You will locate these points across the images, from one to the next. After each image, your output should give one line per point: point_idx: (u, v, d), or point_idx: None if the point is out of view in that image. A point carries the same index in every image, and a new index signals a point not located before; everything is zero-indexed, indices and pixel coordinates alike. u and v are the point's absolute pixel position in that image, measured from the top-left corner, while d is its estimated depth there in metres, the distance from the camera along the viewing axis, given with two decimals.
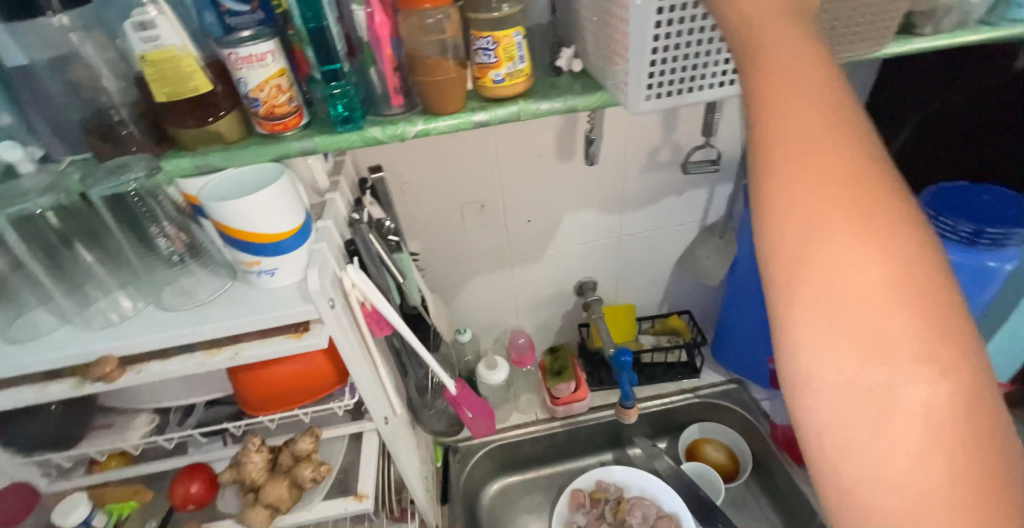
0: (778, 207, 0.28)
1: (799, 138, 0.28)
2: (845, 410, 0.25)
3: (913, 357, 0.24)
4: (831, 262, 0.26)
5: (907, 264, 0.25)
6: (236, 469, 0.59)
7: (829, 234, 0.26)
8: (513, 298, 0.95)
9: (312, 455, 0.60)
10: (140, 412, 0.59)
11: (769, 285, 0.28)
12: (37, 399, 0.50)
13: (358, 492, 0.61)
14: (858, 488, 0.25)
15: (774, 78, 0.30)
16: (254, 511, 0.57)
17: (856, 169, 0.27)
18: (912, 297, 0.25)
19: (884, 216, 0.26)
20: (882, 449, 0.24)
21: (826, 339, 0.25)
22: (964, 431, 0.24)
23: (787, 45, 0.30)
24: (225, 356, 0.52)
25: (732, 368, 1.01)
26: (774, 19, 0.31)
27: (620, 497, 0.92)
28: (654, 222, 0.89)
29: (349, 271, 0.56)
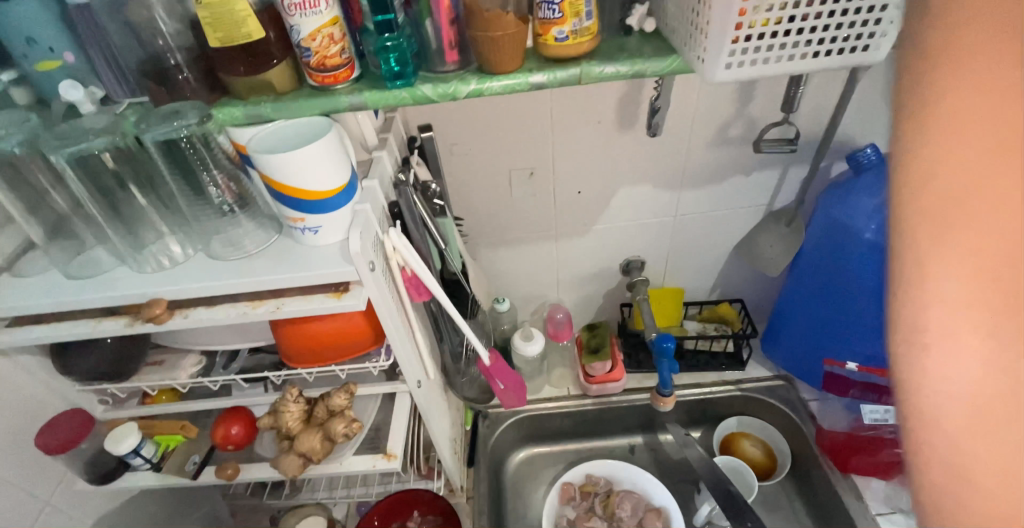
0: (913, 215, 0.39)
1: (968, 163, 0.37)
2: (966, 380, 0.35)
3: None
4: (997, 267, 0.35)
5: None
6: (274, 416, 0.61)
7: (994, 244, 0.35)
8: (556, 271, 0.92)
9: (346, 411, 0.60)
10: (189, 353, 0.63)
11: (907, 274, 0.39)
12: (92, 334, 0.53)
13: (387, 451, 0.62)
14: (963, 440, 0.35)
15: (964, 101, 0.37)
16: (289, 458, 0.59)
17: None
18: None
19: None
20: (1012, 419, 0.33)
21: (962, 327, 0.35)
22: None
23: (978, 64, 0.37)
24: (267, 309, 0.52)
25: (781, 364, 0.96)
26: (994, 38, 0.36)
27: (609, 491, 0.93)
28: (714, 203, 0.83)
29: (391, 234, 0.55)
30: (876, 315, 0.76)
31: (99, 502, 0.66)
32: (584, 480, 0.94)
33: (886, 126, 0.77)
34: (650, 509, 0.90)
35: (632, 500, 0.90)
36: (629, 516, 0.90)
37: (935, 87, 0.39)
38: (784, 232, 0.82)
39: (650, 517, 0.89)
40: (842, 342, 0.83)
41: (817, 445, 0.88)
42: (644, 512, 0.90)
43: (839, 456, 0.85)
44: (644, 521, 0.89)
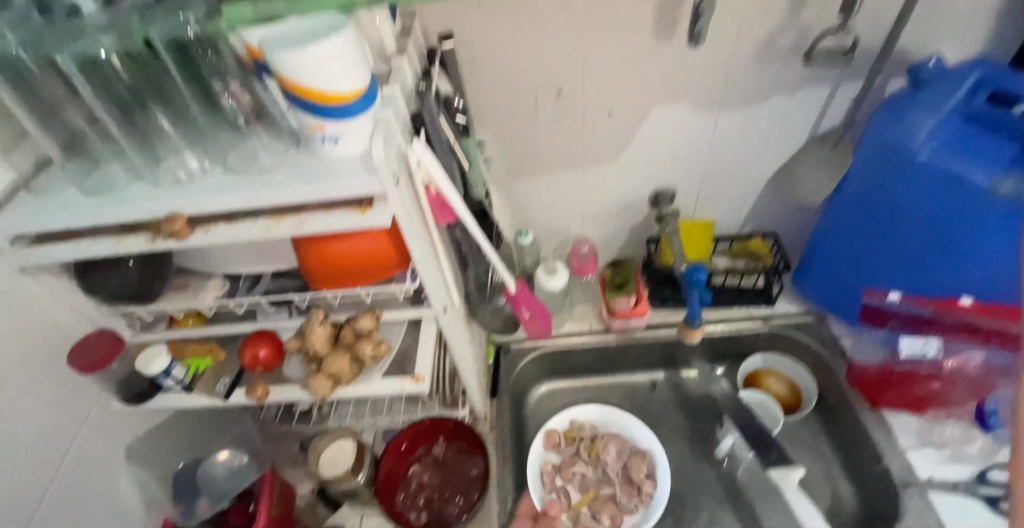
0: None
1: None
2: None
3: None
4: None
5: None
6: (300, 339, 0.61)
7: None
8: (582, 202, 0.89)
9: (373, 333, 0.60)
10: (213, 276, 0.63)
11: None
12: (114, 251, 0.52)
13: (415, 373, 0.61)
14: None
15: None
16: (317, 380, 0.59)
17: None
18: None
19: None
20: None
21: None
22: None
23: None
24: (290, 226, 0.50)
25: (812, 300, 0.93)
26: None
27: (594, 436, 0.92)
28: (753, 127, 0.78)
29: (415, 147, 0.52)
30: (922, 244, 0.72)
31: (132, 423, 0.68)
32: (570, 427, 0.93)
33: (953, 35, 0.69)
34: (633, 452, 0.89)
35: (615, 443, 0.89)
36: (613, 460, 0.89)
37: None
38: (826, 156, 0.78)
39: (632, 461, 0.88)
40: (885, 271, 0.79)
41: (848, 379, 0.87)
42: (628, 456, 0.89)
43: (869, 391, 0.84)
44: (628, 465, 0.88)
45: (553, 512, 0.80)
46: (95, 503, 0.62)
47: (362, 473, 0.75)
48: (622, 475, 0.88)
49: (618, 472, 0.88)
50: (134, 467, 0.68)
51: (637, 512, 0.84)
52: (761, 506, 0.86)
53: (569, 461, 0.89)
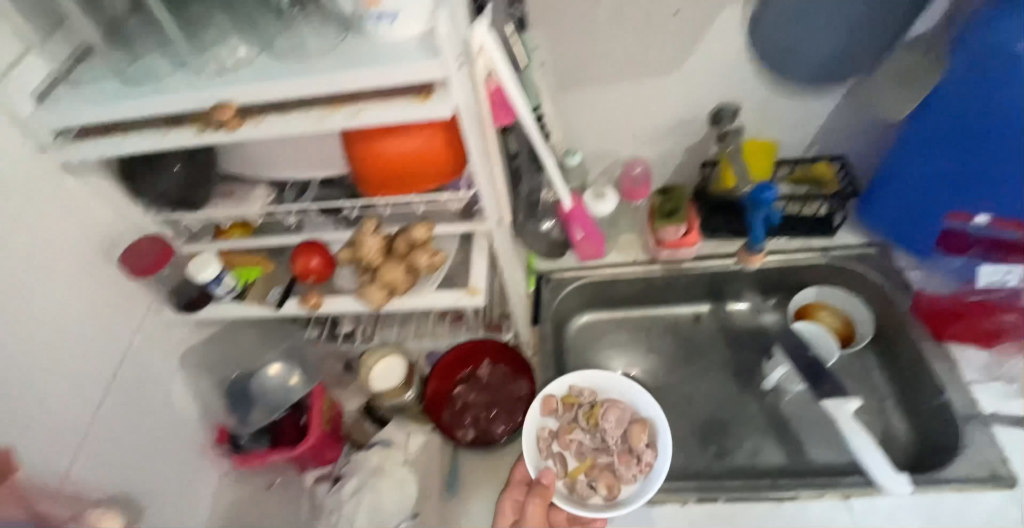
0: None
1: None
2: None
3: None
4: None
5: None
6: (352, 249, 0.58)
7: None
8: (635, 121, 0.83)
9: (428, 243, 0.58)
10: (259, 184, 0.60)
11: None
12: (161, 145, 0.49)
13: (469, 286, 0.59)
14: None
15: None
16: (372, 290, 0.57)
17: None
18: None
19: None
20: None
21: None
22: None
23: None
24: (345, 116, 0.46)
25: (877, 230, 0.87)
26: None
27: (593, 401, 0.76)
28: (821, 58, 0.74)
29: (477, 30, 0.47)
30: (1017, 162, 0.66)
31: (182, 335, 0.68)
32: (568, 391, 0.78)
33: None
34: (637, 418, 0.73)
35: (618, 408, 0.74)
36: (614, 428, 0.74)
37: None
38: None
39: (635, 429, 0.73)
40: (960, 194, 0.73)
41: (911, 310, 0.82)
42: (630, 423, 0.73)
43: (935, 322, 0.80)
44: (629, 433, 0.73)
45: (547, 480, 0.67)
46: (151, 407, 0.62)
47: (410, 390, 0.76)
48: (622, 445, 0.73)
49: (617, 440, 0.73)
50: (191, 375, 0.69)
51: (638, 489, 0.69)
52: (809, 435, 0.85)
53: (564, 427, 0.75)
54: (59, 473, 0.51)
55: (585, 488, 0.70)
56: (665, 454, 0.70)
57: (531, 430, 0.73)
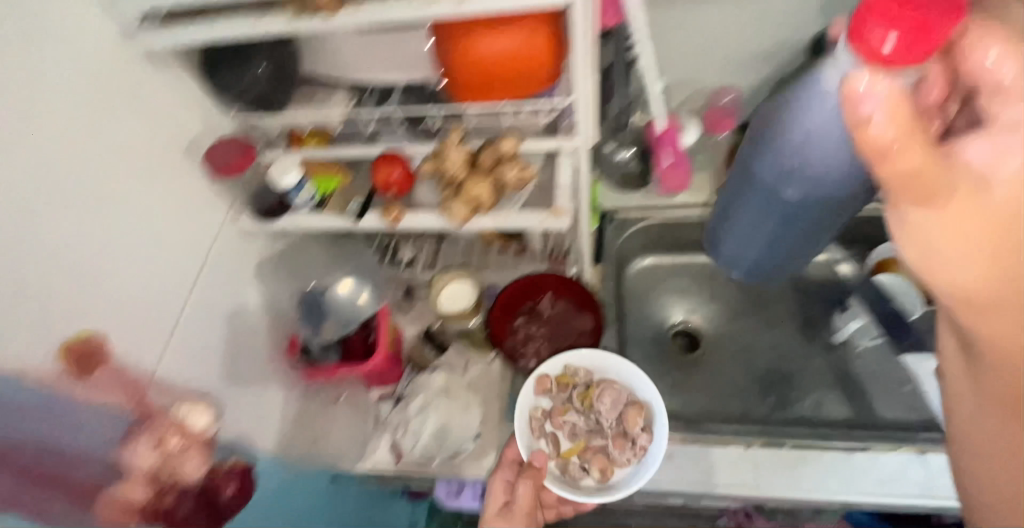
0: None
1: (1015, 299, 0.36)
2: None
3: None
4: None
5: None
6: (435, 162, 0.56)
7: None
8: (727, 46, 0.76)
9: (515, 158, 0.55)
10: (339, 89, 0.58)
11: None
12: (252, 33, 0.46)
13: (555, 207, 0.56)
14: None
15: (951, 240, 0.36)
16: (456, 206, 0.55)
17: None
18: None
19: None
20: None
21: None
22: None
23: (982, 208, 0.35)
24: (451, 3, 0.42)
25: None
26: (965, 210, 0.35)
27: (589, 381, 0.73)
28: (743, 242, 0.74)
29: None
30: None
31: (255, 247, 0.68)
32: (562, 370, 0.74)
33: None
34: (632, 403, 0.70)
35: (613, 392, 0.70)
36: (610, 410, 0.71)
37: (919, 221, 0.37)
38: None
39: (630, 413, 0.70)
40: None
41: None
42: (625, 407, 0.70)
43: None
44: (624, 416, 0.70)
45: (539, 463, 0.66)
46: (227, 315, 0.63)
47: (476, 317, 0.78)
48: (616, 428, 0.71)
49: (612, 423, 0.71)
50: (265, 286, 0.69)
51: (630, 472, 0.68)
52: (875, 389, 0.82)
53: (557, 409, 0.72)
54: (152, 365, 0.52)
55: (576, 469, 0.69)
56: (657, 441, 0.67)
57: (524, 413, 0.70)
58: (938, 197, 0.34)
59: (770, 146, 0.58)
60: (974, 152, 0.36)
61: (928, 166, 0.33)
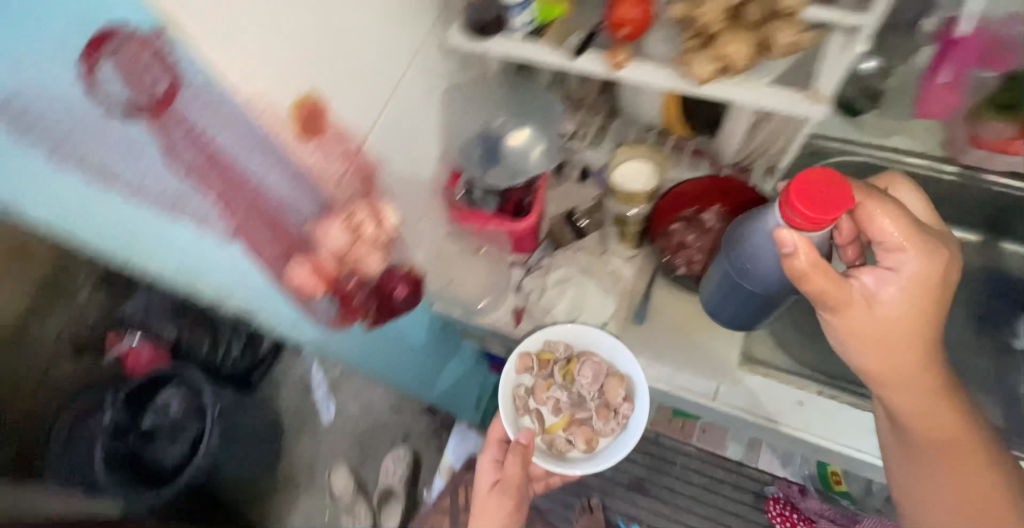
0: (933, 403, 0.60)
1: (900, 377, 0.59)
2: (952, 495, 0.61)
3: (985, 474, 0.60)
4: (949, 431, 0.61)
5: (931, 419, 0.60)
6: (689, 7, 0.50)
7: (943, 421, 0.60)
8: None
9: (795, 15, 0.48)
10: None
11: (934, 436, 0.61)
12: None
13: (813, 90, 0.50)
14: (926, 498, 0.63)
15: (870, 342, 0.57)
16: (702, 62, 0.49)
17: (928, 385, 0.59)
18: (949, 456, 0.60)
19: (942, 404, 0.60)
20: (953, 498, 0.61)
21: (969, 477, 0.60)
22: (982, 473, 0.60)
23: (883, 321, 0.56)
24: None
25: None
26: (878, 325, 0.56)
27: (569, 357, 0.73)
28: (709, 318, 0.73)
29: None
30: None
31: (454, 66, 0.65)
32: (543, 345, 0.74)
33: None
34: (613, 377, 0.70)
35: (593, 368, 0.71)
36: (589, 384, 0.72)
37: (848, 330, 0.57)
38: None
39: (614, 383, 0.71)
40: None
41: None
42: (605, 378, 0.71)
43: None
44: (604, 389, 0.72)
45: (525, 442, 0.70)
46: (423, 129, 0.62)
47: (643, 206, 0.70)
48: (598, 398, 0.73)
49: (597, 392, 0.72)
50: (456, 115, 0.68)
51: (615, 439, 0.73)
52: None
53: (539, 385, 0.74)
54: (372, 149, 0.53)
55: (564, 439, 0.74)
56: (638, 409, 0.70)
57: (509, 395, 0.73)
58: (849, 307, 0.55)
59: (730, 246, 0.60)
60: (872, 275, 0.57)
61: (832, 284, 0.52)
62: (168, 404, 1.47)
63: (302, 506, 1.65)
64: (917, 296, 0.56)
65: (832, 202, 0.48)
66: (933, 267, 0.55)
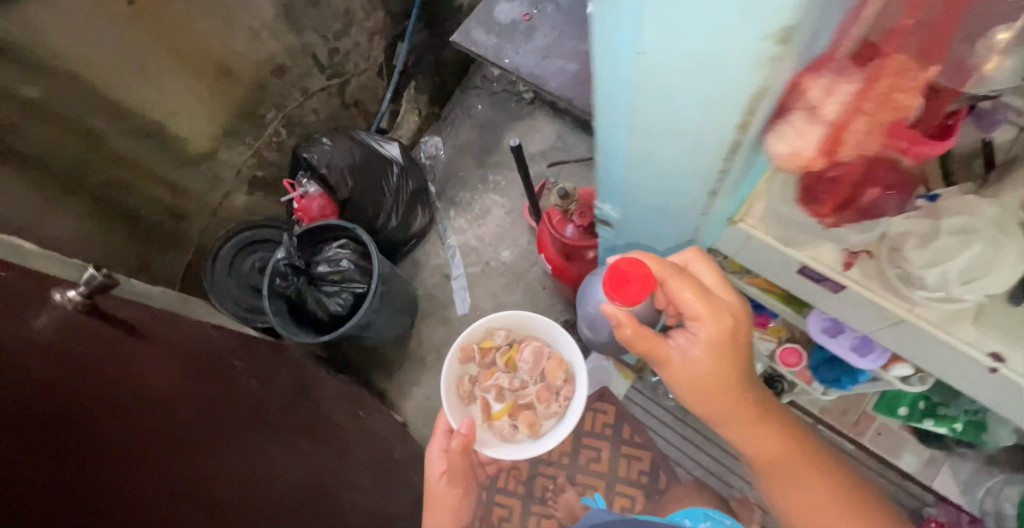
0: (759, 432, 0.89)
1: (728, 413, 0.86)
2: (798, 500, 0.91)
3: (812, 476, 0.92)
4: (773, 443, 0.91)
5: (767, 438, 0.90)
6: None
7: (764, 435, 0.90)
8: None
9: None
10: None
11: (760, 457, 0.92)
12: None
13: None
14: (784, 502, 0.93)
15: (687, 386, 0.83)
16: None
17: (756, 417, 0.88)
18: (782, 463, 0.92)
19: (766, 427, 0.90)
20: (799, 498, 0.91)
21: (801, 481, 0.91)
22: (805, 470, 0.92)
23: (692, 367, 0.81)
24: None
25: None
26: (696, 375, 0.80)
27: (508, 344, 1.33)
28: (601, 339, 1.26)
29: None
30: None
31: None
32: (483, 342, 1.33)
33: None
34: (548, 357, 1.30)
35: (532, 350, 1.31)
36: (526, 364, 1.31)
37: (676, 377, 0.82)
38: None
39: (550, 365, 1.31)
40: None
41: None
42: (541, 359, 1.31)
43: None
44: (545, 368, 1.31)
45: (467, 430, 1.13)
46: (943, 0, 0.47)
47: None
48: (538, 379, 1.32)
49: (538, 374, 1.32)
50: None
51: (555, 412, 1.29)
52: None
53: (483, 376, 1.31)
54: None
55: (510, 424, 1.28)
56: (575, 386, 1.27)
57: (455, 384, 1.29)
58: (668, 363, 0.81)
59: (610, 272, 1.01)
60: (679, 337, 0.82)
61: (641, 336, 0.80)
62: (337, 258, 1.46)
63: (423, 384, 1.70)
64: (730, 349, 0.80)
65: (632, 292, 0.78)
66: (718, 328, 0.78)
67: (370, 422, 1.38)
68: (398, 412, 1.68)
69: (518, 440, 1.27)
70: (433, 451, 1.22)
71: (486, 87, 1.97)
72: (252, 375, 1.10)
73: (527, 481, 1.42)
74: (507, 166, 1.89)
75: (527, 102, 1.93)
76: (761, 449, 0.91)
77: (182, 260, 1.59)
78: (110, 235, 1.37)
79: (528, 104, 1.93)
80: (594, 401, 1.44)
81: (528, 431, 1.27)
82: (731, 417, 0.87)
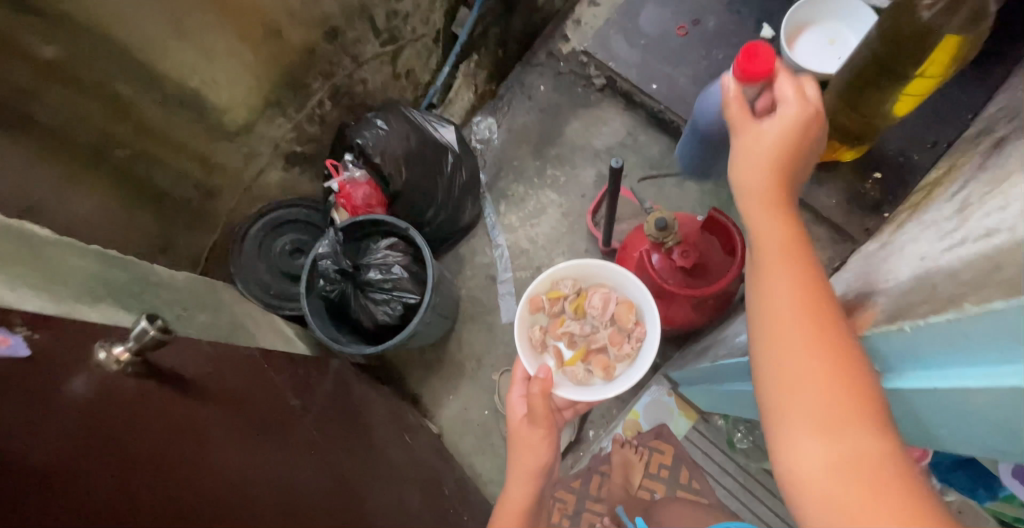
0: (772, 206, 0.69)
1: (755, 167, 0.72)
2: (791, 312, 0.59)
3: (825, 305, 0.59)
4: (788, 228, 0.66)
5: (780, 217, 0.68)
6: None
7: (777, 214, 0.68)
8: None
9: None
10: None
11: (758, 238, 0.67)
12: None
13: None
14: (764, 324, 0.61)
15: (745, 143, 0.75)
16: None
17: (777, 191, 0.70)
18: (787, 255, 0.64)
19: (785, 211, 0.68)
20: (786, 310, 0.59)
21: (802, 292, 0.60)
22: (820, 299, 0.60)
23: (760, 130, 0.75)
24: None
25: None
26: (755, 134, 0.75)
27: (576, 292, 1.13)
28: (700, 150, 1.31)
29: None
30: None
31: None
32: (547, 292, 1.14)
33: None
34: (617, 301, 1.09)
35: (601, 295, 1.11)
36: (598, 309, 1.11)
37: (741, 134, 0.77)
38: None
39: (620, 309, 1.11)
40: None
41: None
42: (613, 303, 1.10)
43: None
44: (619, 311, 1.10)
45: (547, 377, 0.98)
46: None
47: None
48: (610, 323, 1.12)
49: (608, 319, 1.12)
50: None
51: (628, 356, 1.09)
52: None
53: (553, 324, 1.11)
54: None
55: (585, 369, 1.08)
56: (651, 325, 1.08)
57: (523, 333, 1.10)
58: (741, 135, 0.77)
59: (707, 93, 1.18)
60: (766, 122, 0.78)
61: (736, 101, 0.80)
62: (388, 263, 1.31)
63: (462, 393, 1.60)
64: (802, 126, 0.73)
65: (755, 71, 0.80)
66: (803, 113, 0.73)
67: (416, 447, 1.28)
68: (432, 420, 1.59)
69: (597, 385, 1.08)
70: (511, 397, 1.13)
71: (552, 66, 1.75)
72: (320, 424, 1.00)
73: (572, 515, 1.34)
74: (568, 160, 1.70)
75: (596, 89, 1.71)
76: (767, 232, 0.67)
77: (209, 240, 1.42)
78: (133, 213, 1.19)
79: (598, 91, 1.71)
80: (650, 439, 1.35)
81: (603, 375, 1.07)
82: (748, 188, 0.72)
